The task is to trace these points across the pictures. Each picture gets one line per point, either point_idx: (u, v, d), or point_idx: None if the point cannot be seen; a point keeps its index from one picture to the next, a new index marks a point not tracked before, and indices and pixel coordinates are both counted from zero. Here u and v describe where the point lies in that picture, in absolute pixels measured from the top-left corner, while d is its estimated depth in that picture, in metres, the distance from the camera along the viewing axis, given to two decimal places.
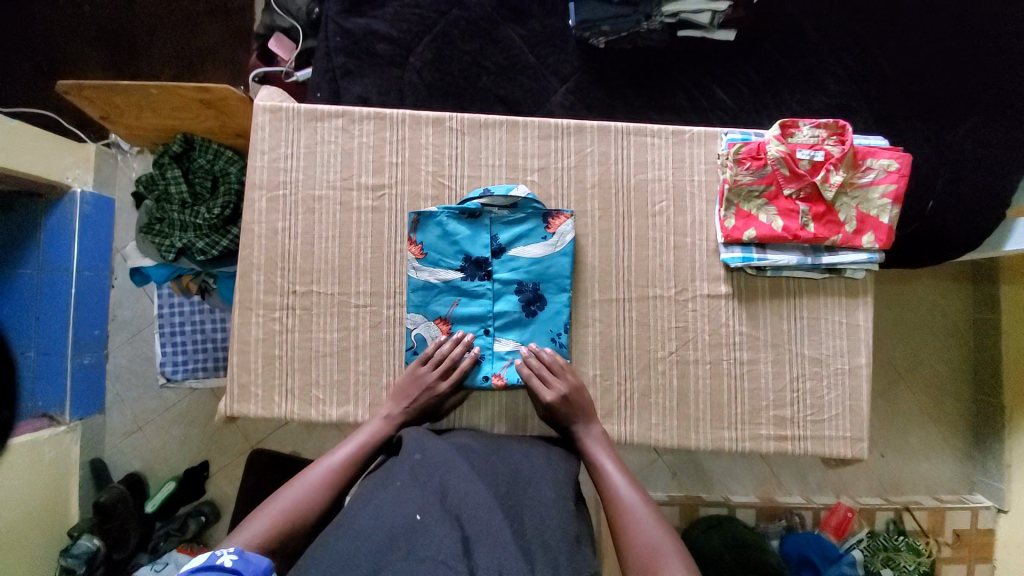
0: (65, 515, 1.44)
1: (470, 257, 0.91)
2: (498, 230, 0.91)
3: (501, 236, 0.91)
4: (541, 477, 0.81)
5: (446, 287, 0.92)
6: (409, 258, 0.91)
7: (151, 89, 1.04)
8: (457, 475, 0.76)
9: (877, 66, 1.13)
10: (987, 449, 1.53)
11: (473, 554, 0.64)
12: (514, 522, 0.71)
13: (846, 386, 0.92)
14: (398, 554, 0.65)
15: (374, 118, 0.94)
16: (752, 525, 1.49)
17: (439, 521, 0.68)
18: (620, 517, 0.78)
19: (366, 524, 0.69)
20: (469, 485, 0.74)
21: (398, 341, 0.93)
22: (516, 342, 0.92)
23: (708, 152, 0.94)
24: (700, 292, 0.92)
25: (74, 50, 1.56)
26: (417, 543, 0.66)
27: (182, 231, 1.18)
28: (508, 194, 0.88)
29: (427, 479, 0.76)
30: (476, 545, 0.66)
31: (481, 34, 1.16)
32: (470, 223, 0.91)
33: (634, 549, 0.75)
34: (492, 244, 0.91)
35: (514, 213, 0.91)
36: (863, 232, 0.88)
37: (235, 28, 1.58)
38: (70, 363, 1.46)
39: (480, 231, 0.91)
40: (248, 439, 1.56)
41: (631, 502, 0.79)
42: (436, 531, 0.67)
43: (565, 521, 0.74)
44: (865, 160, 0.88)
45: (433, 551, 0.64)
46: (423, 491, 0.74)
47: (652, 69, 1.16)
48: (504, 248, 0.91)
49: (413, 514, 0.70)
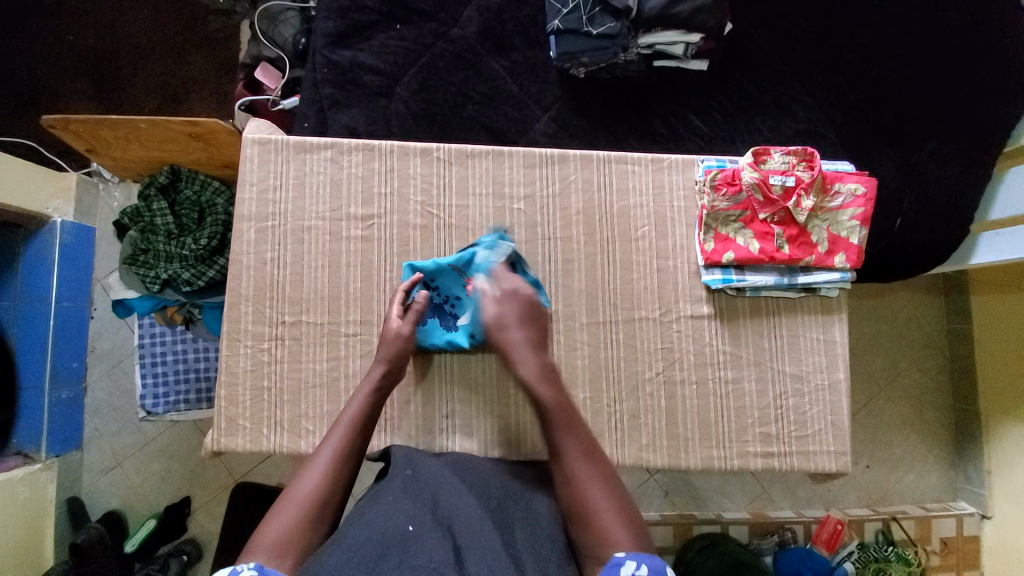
0: (38, 558, 1.37)
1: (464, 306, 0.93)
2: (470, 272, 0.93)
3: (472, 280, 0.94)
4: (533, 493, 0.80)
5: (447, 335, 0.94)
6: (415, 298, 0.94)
7: (140, 123, 1.05)
8: (448, 488, 0.75)
9: (842, 93, 1.20)
10: (968, 456, 1.57)
11: (464, 562, 0.62)
12: (505, 534, 0.68)
13: (827, 402, 0.94)
14: (390, 562, 0.61)
15: (363, 150, 0.96)
16: (745, 541, 1.49)
17: (433, 532, 0.66)
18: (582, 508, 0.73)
19: (357, 536, 0.65)
20: (461, 498, 0.73)
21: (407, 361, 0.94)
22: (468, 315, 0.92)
23: (686, 179, 0.98)
24: (684, 313, 0.95)
25: (57, 82, 1.56)
26: (409, 552, 0.63)
27: (168, 262, 1.16)
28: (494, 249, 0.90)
29: (418, 493, 0.75)
30: (467, 554, 0.63)
31: (466, 66, 1.20)
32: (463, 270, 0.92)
33: (593, 542, 0.70)
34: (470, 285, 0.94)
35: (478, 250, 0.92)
36: (835, 252, 0.92)
37: (221, 59, 1.60)
38: (48, 398, 1.42)
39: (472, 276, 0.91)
40: (232, 472, 1.52)
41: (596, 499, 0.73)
42: (427, 542, 0.65)
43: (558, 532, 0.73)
44: (834, 185, 0.92)
45: (424, 560, 0.61)
46: (414, 505, 0.72)
47: (630, 97, 1.21)
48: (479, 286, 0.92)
49: (405, 525, 0.68)
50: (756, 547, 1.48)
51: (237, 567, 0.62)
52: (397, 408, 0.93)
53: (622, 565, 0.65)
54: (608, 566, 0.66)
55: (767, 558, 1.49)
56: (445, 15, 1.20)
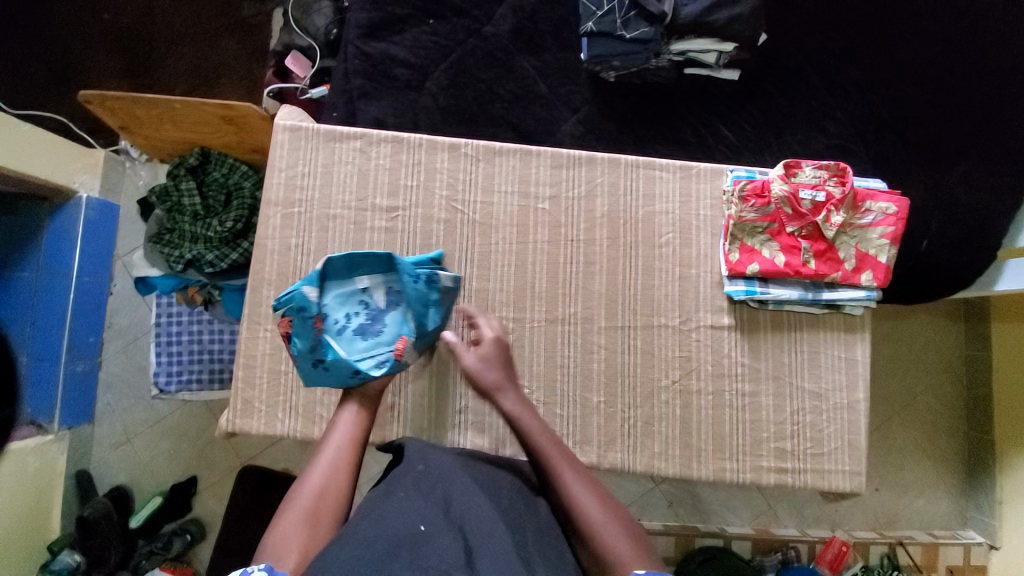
0: (45, 528, 1.40)
1: (415, 303, 0.88)
2: (358, 297, 0.93)
3: (377, 295, 0.94)
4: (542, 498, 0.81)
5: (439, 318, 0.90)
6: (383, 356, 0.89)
7: (175, 104, 1.07)
8: (460, 487, 0.75)
9: (875, 110, 1.18)
10: (980, 485, 1.54)
11: (475, 565, 0.63)
12: (516, 537, 0.69)
13: (844, 421, 0.93)
14: (402, 562, 0.62)
15: (392, 142, 0.96)
16: (747, 557, 1.48)
17: (444, 532, 0.67)
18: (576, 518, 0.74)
19: (369, 532, 0.66)
20: (473, 498, 0.73)
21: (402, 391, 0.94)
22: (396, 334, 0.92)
23: (714, 188, 0.97)
24: (704, 323, 0.94)
25: (91, 60, 1.58)
26: (421, 553, 0.64)
27: (193, 243, 1.18)
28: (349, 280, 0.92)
29: (430, 491, 0.75)
30: (479, 557, 0.64)
31: (496, 63, 1.20)
32: (350, 305, 0.92)
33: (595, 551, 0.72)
34: (379, 300, 0.94)
35: (332, 285, 0.91)
36: (862, 270, 0.91)
37: (252, 45, 1.61)
38: (63, 370, 1.44)
39: (352, 297, 0.92)
40: (240, 454, 1.53)
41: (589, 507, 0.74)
42: (439, 542, 0.65)
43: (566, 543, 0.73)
44: (865, 202, 0.91)
45: (436, 562, 0.62)
46: (427, 503, 0.72)
47: (659, 103, 1.20)
48: (348, 322, 0.92)
49: (417, 524, 0.68)
50: (758, 564, 1.47)
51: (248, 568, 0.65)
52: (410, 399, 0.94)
53: None
54: None
55: None
56: (478, 11, 1.20)
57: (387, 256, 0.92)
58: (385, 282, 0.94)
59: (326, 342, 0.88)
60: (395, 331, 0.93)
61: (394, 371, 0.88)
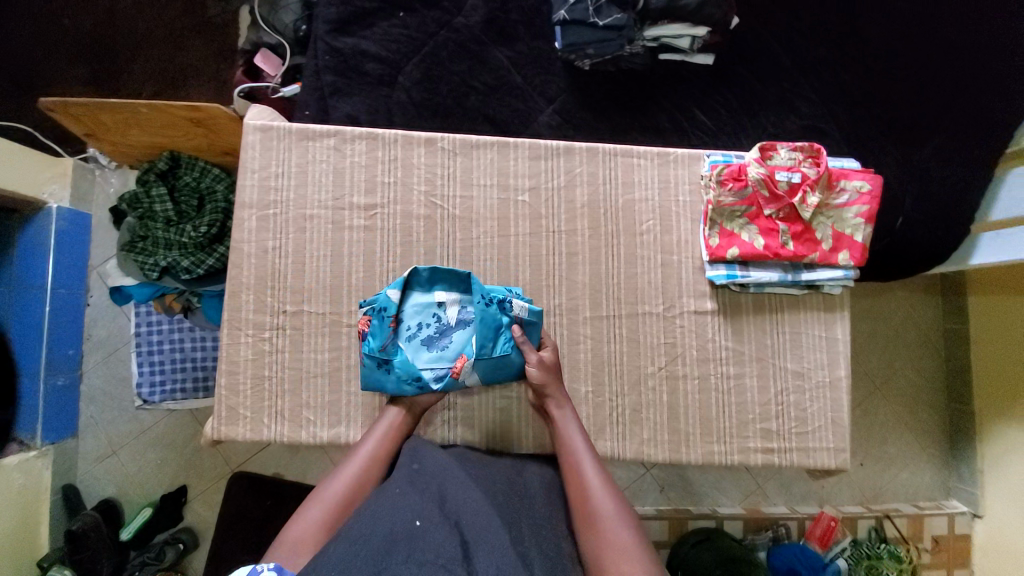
0: (33, 545, 1.36)
1: (484, 326, 0.87)
2: (433, 309, 0.90)
3: (451, 310, 0.90)
4: (536, 491, 0.80)
5: (508, 344, 0.88)
6: (437, 373, 0.88)
7: (141, 108, 1.03)
8: (455, 484, 0.75)
9: (848, 90, 1.19)
10: (961, 455, 1.59)
11: (472, 558, 0.62)
12: (512, 530, 0.68)
13: (827, 399, 0.95)
14: (398, 556, 0.60)
15: (366, 138, 0.95)
16: (740, 536, 1.51)
17: (439, 526, 0.66)
18: (590, 519, 0.73)
19: (364, 529, 0.65)
20: (468, 494, 0.73)
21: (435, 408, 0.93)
22: (460, 352, 0.89)
23: (692, 173, 0.97)
24: (687, 308, 0.95)
25: (53, 65, 1.53)
26: (417, 547, 0.62)
27: (167, 249, 1.14)
28: (423, 290, 0.89)
29: (424, 487, 0.74)
30: (476, 551, 0.63)
31: (470, 55, 1.19)
32: (419, 314, 0.89)
33: (601, 552, 0.69)
34: (452, 315, 0.90)
35: (412, 293, 0.89)
36: (839, 250, 0.92)
37: (220, 44, 1.57)
38: (43, 385, 1.40)
39: (426, 306, 0.89)
40: (229, 461, 1.51)
41: (605, 510, 0.73)
42: (435, 535, 0.64)
43: (559, 538, 0.73)
44: (839, 182, 0.92)
45: (432, 555, 0.60)
46: (421, 498, 0.71)
47: (635, 91, 1.20)
48: (419, 332, 0.89)
49: (412, 520, 0.67)
50: (750, 542, 1.49)
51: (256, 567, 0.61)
52: None
53: None
54: None
55: (761, 554, 1.50)
56: (448, 3, 1.19)
57: (467, 276, 0.89)
58: (461, 300, 0.90)
59: (400, 346, 0.88)
60: (459, 347, 0.89)
61: (450, 388, 0.88)
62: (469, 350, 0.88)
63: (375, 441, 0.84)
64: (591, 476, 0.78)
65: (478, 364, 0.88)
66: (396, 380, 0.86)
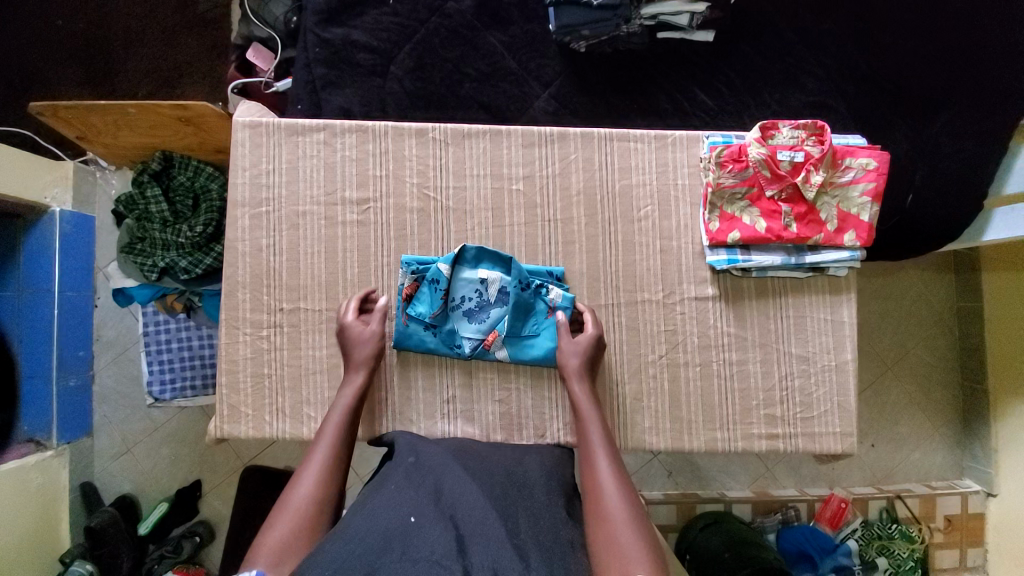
0: (54, 541, 1.41)
1: (519, 308, 0.91)
2: (475, 285, 0.92)
3: (493, 287, 0.92)
4: (536, 480, 0.80)
5: (539, 325, 0.92)
6: (471, 343, 0.91)
7: (129, 109, 1.03)
8: (452, 477, 0.76)
9: (855, 63, 1.15)
10: (975, 434, 1.56)
11: (468, 553, 0.62)
12: (508, 523, 0.68)
13: (833, 383, 0.93)
14: (392, 554, 0.61)
15: (356, 131, 0.93)
16: (749, 520, 1.50)
17: (434, 522, 0.66)
18: (597, 512, 0.72)
19: (360, 526, 0.66)
20: (464, 487, 0.74)
21: (434, 395, 0.93)
22: (492, 326, 0.91)
23: (691, 156, 0.95)
24: (687, 295, 0.93)
25: (47, 68, 1.52)
26: (412, 543, 0.63)
27: (165, 250, 1.15)
28: (467, 268, 0.92)
29: (420, 482, 0.75)
30: (471, 545, 0.63)
31: (462, 41, 1.16)
32: (460, 288, 0.92)
33: (603, 544, 0.68)
34: (493, 292, 0.92)
35: (460, 269, 0.92)
36: (844, 230, 0.89)
37: (212, 40, 1.56)
38: (55, 386, 1.43)
39: (466, 281, 0.92)
40: (241, 456, 1.54)
41: (612, 503, 0.73)
42: (430, 531, 0.65)
43: (558, 525, 0.72)
44: (845, 159, 0.89)
45: (426, 552, 0.61)
46: (417, 494, 0.72)
47: (633, 72, 1.16)
48: (461, 304, 0.92)
49: (407, 516, 0.68)
50: (759, 525, 1.49)
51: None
52: (394, 392, 0.93)
53: None
54: None
55: (770, 536, 1.49)
56: None
57: (509, 259, 0.91)
58: (500, 281, 0.91)
59: (447, 315, 0.91)
60: (494, 322, 0.91)
61: (480, 357, 0.92)
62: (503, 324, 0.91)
63: (329, 433, 0.82)
64: (603, 473, 0.77)
65: (509, 340, 0.91)
66: (438, 342, 0.91)
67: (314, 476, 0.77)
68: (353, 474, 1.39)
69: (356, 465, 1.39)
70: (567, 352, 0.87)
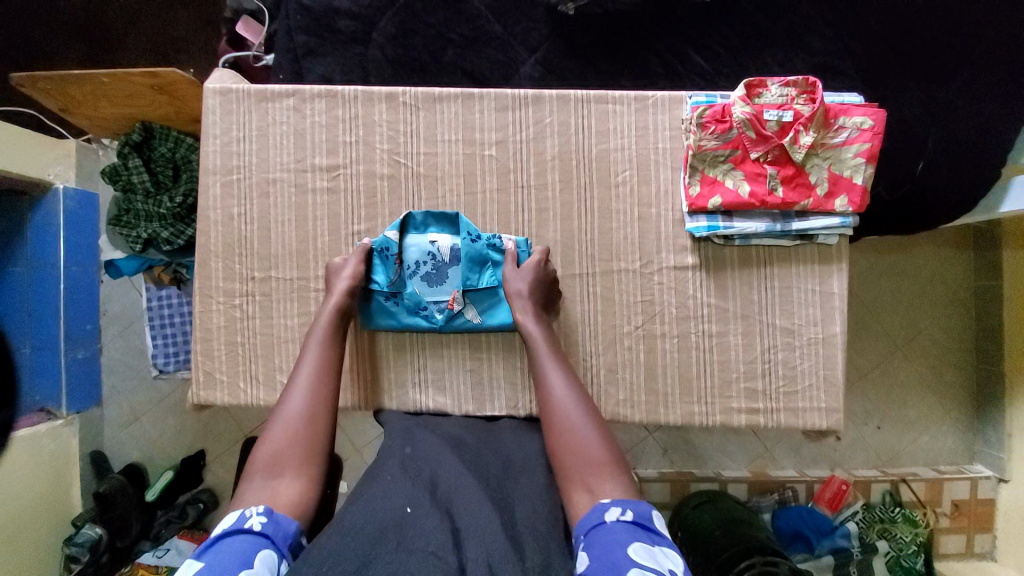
0: (66, 504, 1.48)
1: (474, 262, 0.89)
2: (427, 248, 0.90)
3: (444, 247, 0.90)
4: (532, 468, 0.78)
5: (496, 278, 0.90)
6: (444, 308, 0.90)
7: (102, 78, 1.02)
8: (448, 468, 0.74)
9: (865, 18, 1.06)
10: (987, 418, 1.49)
11: (463, 546, 0.60)
12: (504, 514, 0.67)
13: (819, 356, 0.89)
14: (388, 546, 0.60)
15: (326, 96, 0.91)
16: (744, 499, 1.48)
17: (432, 513, 0.65)
18: (556, 430, 0.75)
19: (356, 518, 0.64)
20: (459, 478, 0.72)
21: (407, 371, 0.93)
22: (450, 288, 0.90)
23: (673, 117, 0.89)
24: (666, 264, 0.89)
25: (48, 46, 1.54)
26: (407, 535, 0.62)
27: (148, 221, 1.16)
28: (420, 232, 0.91)
29: (417, 473, 0.74)
30: (465, 536, 0.62)
31: (445, 6, 1.11)
32: (412, 254, 0.90)
33: (571, 461, 0.73)
34: (446, 251, 0.91)
35: (407, 235, 0.91)
36: (835, 195, 0.84)
37: (204, 14, 1.54)
38: (65, 358, 1.48)
39: (419, 244, 0.90)
40: (242, 426, 1.58)
41: (569, 415, 0.76)
42: (426, 523, 0.63)
43: (553, 510, 0.71)
44: (838, 119, 0.83)
45: (423, 543, 0.60)
46: (413, 486, 0.71)
47: (624, 33, 1.10)
48: (418, 269, 0.90)
49: (403, 508, 0.66)
50: (754, 504, 1.46)
51: (246, 512, 0.64)
52: (366, 367, 0.93)
53: (607, 510, 0.66)
54: (591, 509, 0.67)
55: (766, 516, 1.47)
56: None
57: (455, 216, 0.90)
58: (453, 243, 0.90)
59: (405, 278, 0.90)
60: (451, 280, 0.90)
61: (453, 323, 0.90)
62: (465, 280, 0.89)
63: (312, 354, 0.82)
64: (560, 391, 0.78)
65: (471, 297, 0.90)
66: (405, 313, 0.90)
67: (301, 394, 0.77)
68: (350, 447, 1.41)
69: (354, 437, 1.42)
70: (512, 278, 0.85)
